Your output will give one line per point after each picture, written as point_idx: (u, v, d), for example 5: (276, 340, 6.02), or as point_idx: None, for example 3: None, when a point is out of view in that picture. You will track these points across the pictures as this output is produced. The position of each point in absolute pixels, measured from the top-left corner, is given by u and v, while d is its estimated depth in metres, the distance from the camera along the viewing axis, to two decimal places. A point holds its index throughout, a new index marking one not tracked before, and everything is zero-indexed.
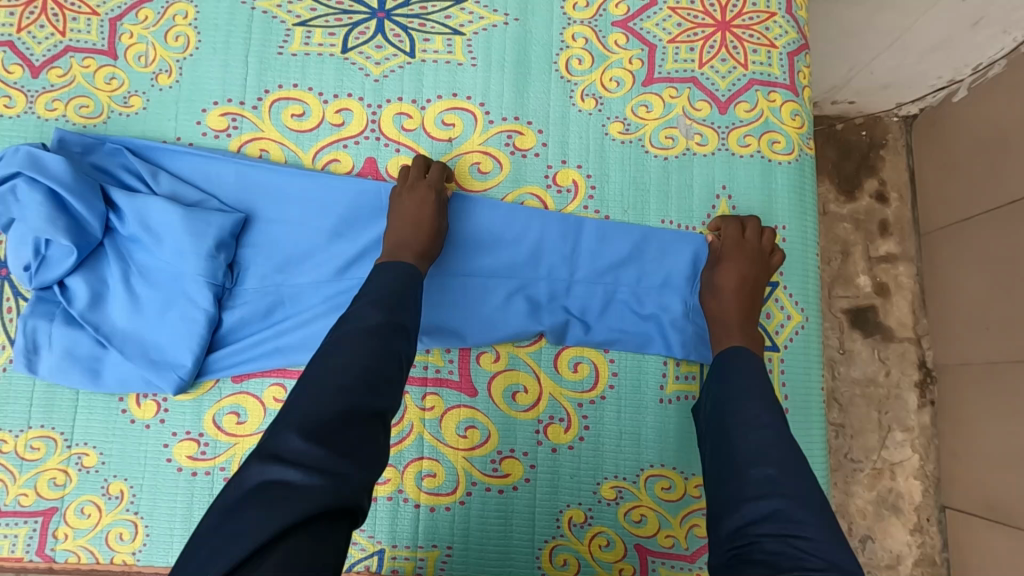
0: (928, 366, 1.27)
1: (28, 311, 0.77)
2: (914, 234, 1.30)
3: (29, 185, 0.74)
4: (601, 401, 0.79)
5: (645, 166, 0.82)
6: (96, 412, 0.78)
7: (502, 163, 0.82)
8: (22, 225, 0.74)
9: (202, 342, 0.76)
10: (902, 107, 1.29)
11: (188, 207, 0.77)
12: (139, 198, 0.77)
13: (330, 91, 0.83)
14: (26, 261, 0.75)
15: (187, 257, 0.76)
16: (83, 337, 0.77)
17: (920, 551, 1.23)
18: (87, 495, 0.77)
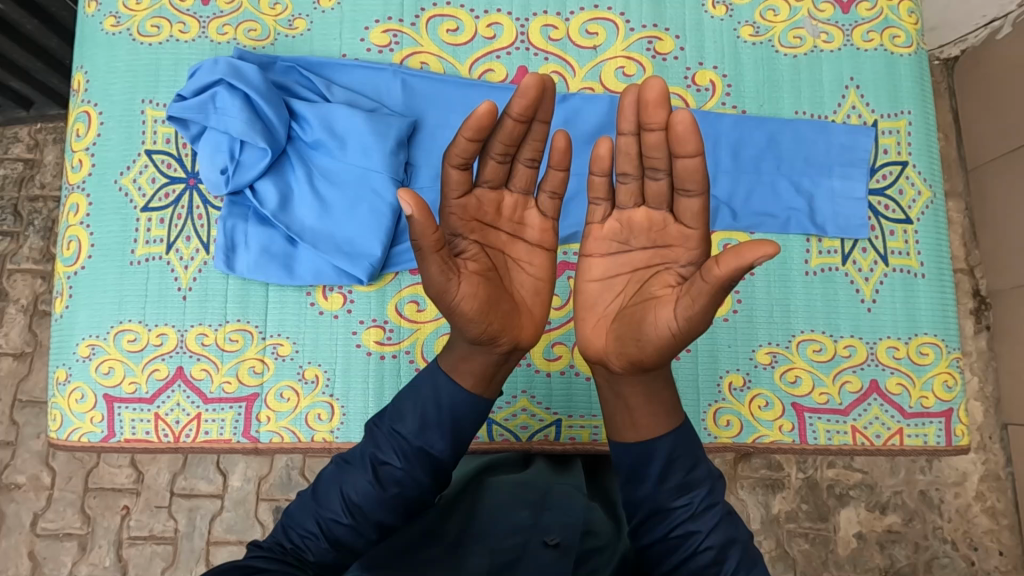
0: (981, 294, 1.34)
1: (225, 213, 0.84)
2: (960, 170, 1.38)
3: (229, 92, 0.81)
4: (751, 277, 0.85)
5: (776, 65, 0.89)
6: (288, 306, 0.85)
7: (645, 66, 0.89)
8: (221, 132, 0.81)
9: (389, 232, 0.82)
10: (943, 48, 1.37)
11: (368, 113, 0.84)
12: (320, 105, 0.84)
13: (481, 8, 0.90)
14: (224, 164, 0.82)
15: (372, 156, 0.83)
16: (278, 236, 0.84)
17: (984, 467, 1.28)
18: (285, 380, 0.83)
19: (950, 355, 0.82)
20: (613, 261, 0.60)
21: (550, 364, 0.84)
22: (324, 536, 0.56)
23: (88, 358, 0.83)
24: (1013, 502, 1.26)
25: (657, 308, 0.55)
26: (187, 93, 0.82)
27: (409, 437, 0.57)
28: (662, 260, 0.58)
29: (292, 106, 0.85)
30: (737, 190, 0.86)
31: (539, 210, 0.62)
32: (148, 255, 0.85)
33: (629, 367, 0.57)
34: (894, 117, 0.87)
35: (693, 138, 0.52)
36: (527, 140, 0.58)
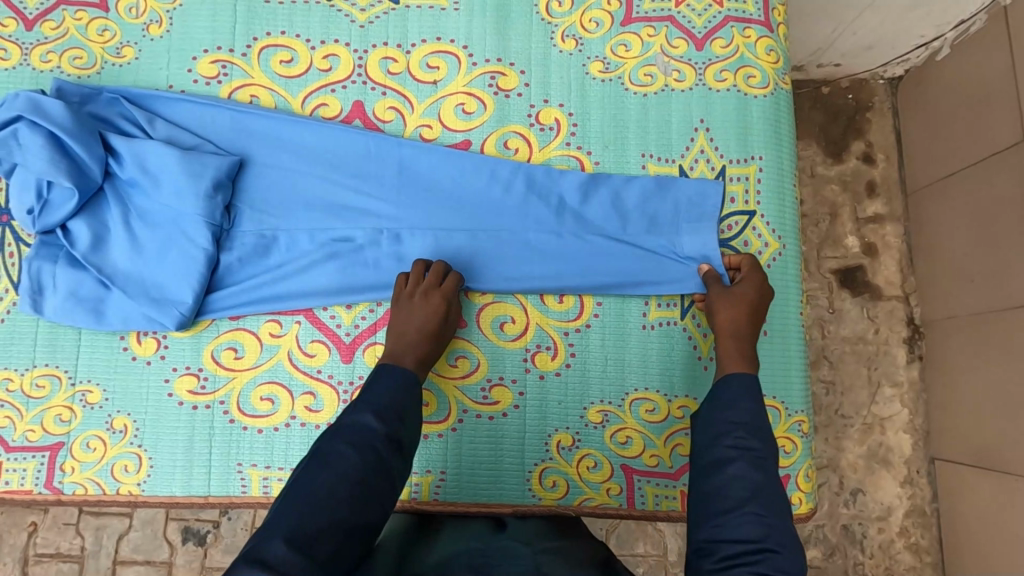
0: (916, 323, 1.27)
1: (32, 254, 0.78)
2: (901, 194, 1.30)
3: (32, 128, 0.76)
4: (586, 329, 0.81)
5: (624, 104, 0.84)
6: (100, 350, 0.81)
7: (486, 103, 0.84)
8: (25, 170, 0.76)
9: (201, 280, 0.78)
10: (886, 68, 1.29)
11: (185, 151, 0.79)
12: (136, 141, 0.79)
13: (317, 38, 0.86)
14: (28, 203, 0.76)
15: (185, 198, 0.77)
16: (87, 279, 0.79)
17: (910, 503, 1.22)
18: (92, 430, 0.79)
19: (789, 419, 0.79)
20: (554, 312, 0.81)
21: None
22: (282, 553, 0.50)
23: None
24: (937, 539, 1.21)
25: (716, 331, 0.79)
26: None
27: (379, 431, 0.62)
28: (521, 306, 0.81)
29: (108, 139, 0.80)
30: (581, 240, 0.81)
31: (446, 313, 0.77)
32: None
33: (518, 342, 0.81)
34: (743, 163, 0.82)
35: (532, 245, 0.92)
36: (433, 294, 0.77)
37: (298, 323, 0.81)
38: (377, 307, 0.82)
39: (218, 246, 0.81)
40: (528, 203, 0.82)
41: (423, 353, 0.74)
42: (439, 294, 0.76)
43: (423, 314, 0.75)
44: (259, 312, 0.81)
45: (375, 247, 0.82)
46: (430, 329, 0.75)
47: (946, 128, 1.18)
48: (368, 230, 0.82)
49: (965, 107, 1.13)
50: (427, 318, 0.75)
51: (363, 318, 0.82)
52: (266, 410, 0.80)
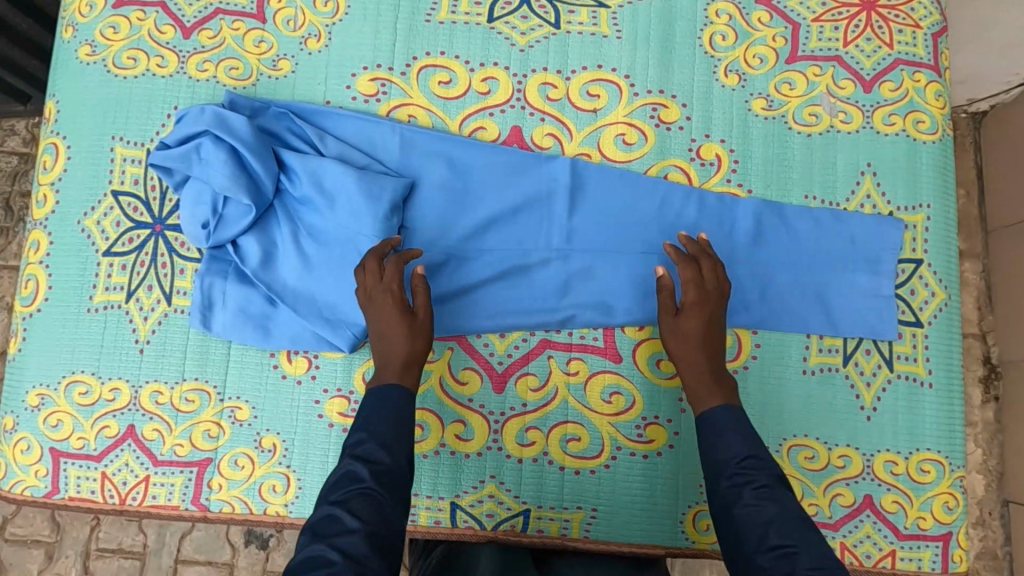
0: (993, 362, 1.15)
1: (204, 269, 0.79)
2: (981, 232, 1.18)
3: (216, 142, 0.77)
4: (744, 371, 0.80)
5: (788, 143, 0.83)
6: (249, 367, 0.80)
7: (647, 135, 0.83)
8: (204, 184, 0.77)
9: None
10: (973, 102, 1.15)
11: (360, 171, 0.79)
12: (311, 160, 0.79)
13: (477, 60, 0.84)
14: (206, 217, 0.77)
15: (364, 220, 0.78)
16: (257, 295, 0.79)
17: (982, 544, 1.12)
18: (240, 447, 0.79)
19: (952, 475, 0.76)
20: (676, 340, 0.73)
21: (523, 450, 0.79)
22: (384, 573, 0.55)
23: (36, 408, 0.79)
24: None
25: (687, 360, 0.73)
26: (172, 141, 0.78)
27: (366, 478, 0.60)
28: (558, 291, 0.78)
29: (281, 155, 0.80)
30: (751, 279, 0.81)
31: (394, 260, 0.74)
32: (105, 304, 0.80)
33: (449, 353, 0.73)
34: (912, 211, 0.81)
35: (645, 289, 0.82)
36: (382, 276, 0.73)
37: (451, 348, 0.80)
38: (531, 337, 0.81)
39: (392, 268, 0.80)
40: None
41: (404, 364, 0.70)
42: (383, 291, 0.72)
43: (391, 323, 0.71)
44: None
45: (544, 273, 0.82)
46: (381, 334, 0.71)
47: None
48: (539, 255, 0.82)
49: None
50: (399, 334, 0.71)
51: (516, 347, 0.81)
52: (416, 436, 0.79)
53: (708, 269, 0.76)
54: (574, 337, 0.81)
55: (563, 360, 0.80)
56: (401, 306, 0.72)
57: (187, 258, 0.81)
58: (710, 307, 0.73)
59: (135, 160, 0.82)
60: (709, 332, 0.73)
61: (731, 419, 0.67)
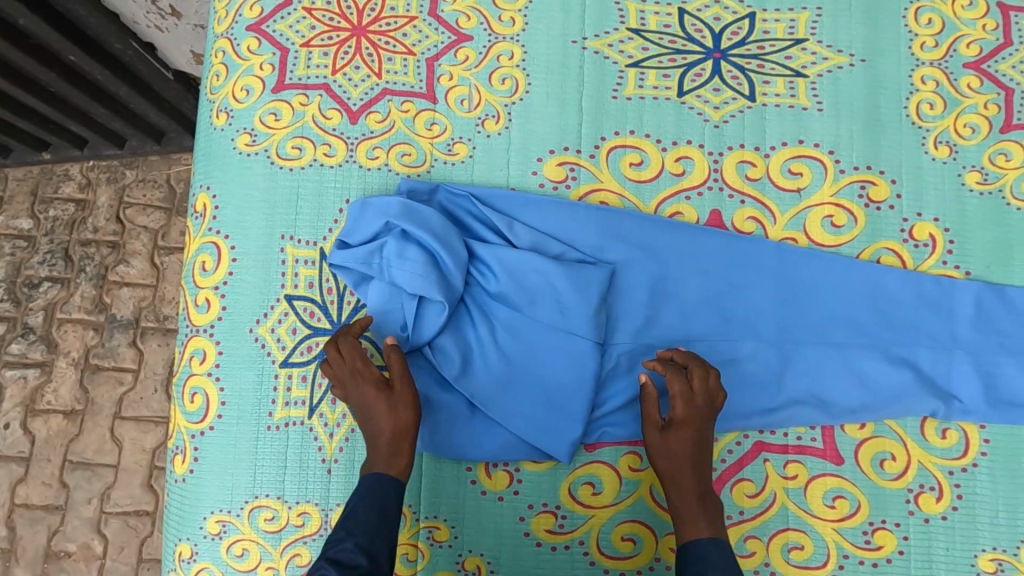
0: None
1: None
2: None
3: (401, 239, 0.71)
4: (973, 469, 0.75)
5: (1007, 220, 0.78)
6: (447, 483, 0.74)
7: (857, 216, 0.77)
8: (395, 285, 0.72)
9: (586, 408, 0.72)
10: None
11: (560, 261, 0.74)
12: (505, 252, 0.74)
13: (669, 138, 0.78)
14: (404, 318, 0.72)
15: (573, 316, 0.72)
16: (456, 401, 0.74)
17: None
18: (442, 571, 0.73)
19: None
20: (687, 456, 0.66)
21: (743, 562, 0.74)
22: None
23: (217, 536, 0.73)
24: None
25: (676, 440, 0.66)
26: (353, 240, 0.73)
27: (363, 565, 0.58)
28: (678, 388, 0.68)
29: (470, 247, 0.75)
30: (980, 368, 0.75)
31: (682, 412, 0.67)
32: (287, 419, 0.74)
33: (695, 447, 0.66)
34: None
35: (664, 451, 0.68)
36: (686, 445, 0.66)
37: None
38: (744, 439, 0.75)
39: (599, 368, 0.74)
40: (921, 329, 0.76)
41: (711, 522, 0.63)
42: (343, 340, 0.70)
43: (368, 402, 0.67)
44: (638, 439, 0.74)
45: (755, 371, 0.75)
46: (700, 445, 0.67)
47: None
48: (749, 351, 0.75)
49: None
50: (380, 413, 0.66)
51: (729, 451, 0.75)
52: (628, 551, 0.74)
53: (701, 376, 0.69)
54: (790, 438, 0.76)
55: (781, 463, 0.75)
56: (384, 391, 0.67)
57: None
58: (699, 424, 0.67)
59: (308, 262, 0.76)
60: (700, 449, 0.66)
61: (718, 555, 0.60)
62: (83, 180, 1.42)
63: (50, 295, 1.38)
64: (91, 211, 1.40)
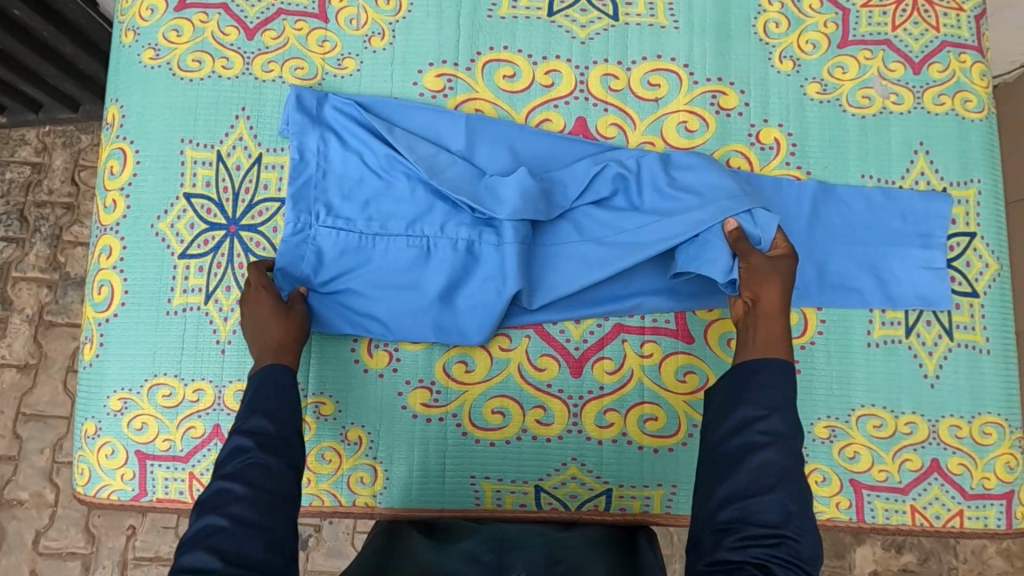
0: None
1: (279, 266, 0.81)
2: None
3: (320, 134, 0.83)
4: (811, 346, 0.83)
5: (844, 125, 0.86)
6: (333, 362, 0.81)
7: (708, 122, 0.86)
8: (301, 179, 0.83)
9: (450, 292, 0.82)
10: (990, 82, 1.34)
11: (432, 164, 0.83)
12: (387, 155, 0.83)
13: (539, 54, 0.86)
14: (301, 211, 0.82)
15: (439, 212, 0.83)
16: (337, 288, 0.81)
17: None
18: (327, 442, 0.80)
19: (1012, 436, 0.81)
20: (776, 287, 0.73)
21: (602, 432, 0.82)
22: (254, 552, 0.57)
23: (119, 412, 0.79)
24: None
25: (768, 295, 0.73)
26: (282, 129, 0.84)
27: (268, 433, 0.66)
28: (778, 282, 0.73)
29: (358, 149, 0.84)
30: (814, 254, 0.83)
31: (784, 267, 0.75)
32: (184, 305, 0.81)
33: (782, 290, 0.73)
34: (964, 186, 0.84)
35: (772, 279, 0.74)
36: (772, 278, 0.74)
37: (528, 336, 0.83)
38: (604, 321, 0.83)
39: (465, 258, 0.82)
40: None
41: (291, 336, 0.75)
42: (251, 288, 0.78)
43: (260, 310, 0.76)
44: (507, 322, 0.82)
45: (611, 259, 0.82)
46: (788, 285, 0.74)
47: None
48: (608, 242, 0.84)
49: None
50: (268, 317, 0.75)
51: (591, 332, 0.83)
52: (498, 423, 0.81)
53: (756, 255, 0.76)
54: (646, 320, 0.83)
55: (638, 342, 0.83)
56: (278, 307, 0.76)
57: (263, 258, 0.82)
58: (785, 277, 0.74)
59: (205, 163, 0.83)
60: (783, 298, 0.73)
61: (779, 367, 0.66)
62: (39, 144, 1.44)
63: (3, 254, 1.39)
64: (46, 173, 1.42)
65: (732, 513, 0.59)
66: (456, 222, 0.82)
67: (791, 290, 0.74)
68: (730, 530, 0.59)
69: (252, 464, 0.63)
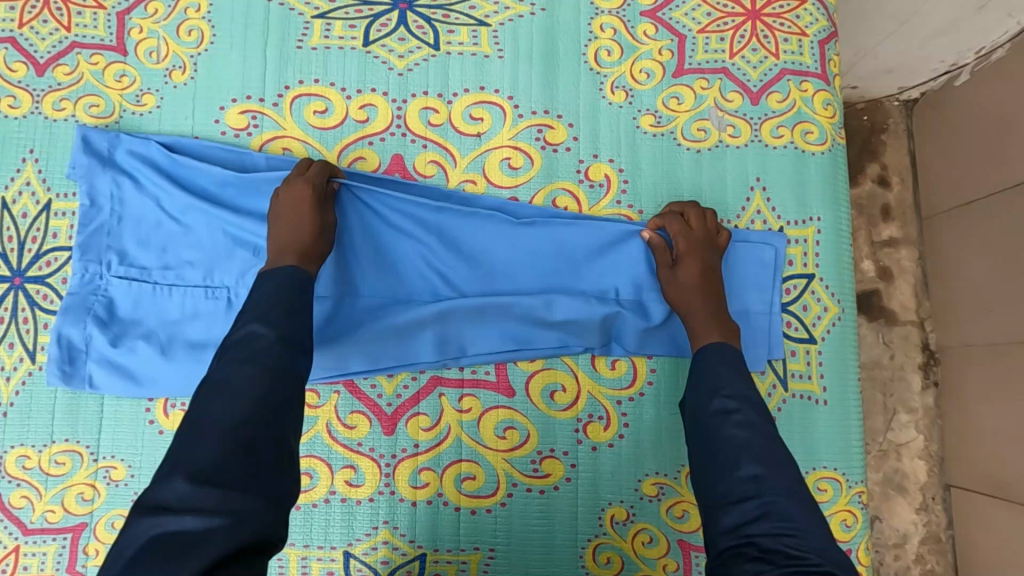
0: (932, 348, 1.31)
1: (60, 320, 0.75)
2: (915, 218, 1.33)
3: (113, 175, 0.78)
4: (640, 397, 0.78)
5: (679, 160, 0.81)
6: (124, 423, 0.76)
7: (533, 158, 0.81)
8: (90, 225, 0.77)
9: None
10: (903, 91, 1.31)
11: (235, 210, 0.78)
12: (186, 200, 0.78)
13: (353, 87, 0.81)
14: (90, 260, 0.76)
15: (240, 262, 0.77)
16: (124, 343, 0.76)
17: (926, 529, 1.27)
18: (117, 509, 0.75)
19: (850, 491, 0.77)
20: (693, 263, 0.74)
21: (416, 493, 0.77)
22: (220, 456, 0.48)
23: None
24: (952, 565, 1.27)
25: (684, 273, 0.74)
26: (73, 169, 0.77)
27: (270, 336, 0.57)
28: (696, 256, 0.74)
29: (154, 192, 0.78)
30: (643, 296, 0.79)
31: (697, 258, 0.74)
32: None
33: (699, 268, 0.74)
34: (802, 225, 0.80)
35: (690, 262, 0.74)
36: (688, 261, 0.74)
37: (337, 391, 0.78)
38: (419, 374, 0.78)
39: None
40: (590, 269, 0.80)
41: (309, 245, 0.70)
42: (300, 180, 0.73)
43: (292, 198, 0.72)
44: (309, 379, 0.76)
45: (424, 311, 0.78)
46: (708, 264, 0.74)
47: (964, 161, 1.21)
48: (424, 294, 0.79)
49: (991, 138, 1.14)
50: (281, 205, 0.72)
51: (405, 387, 0.78)
52: (303, 485, 0.76)
53: (695, 216, 0.77)
54: (465, 372, 0.78)
55: (456, 396, 0.78)
56: (299, 189, 0.72)
57: (50, 312, 0.76)
58: (703, 251, 0.74)
59: None
60: (710, 277, 0.74)
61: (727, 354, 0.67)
62: None
63: None
64: None
65: (739, 517, 0.54)
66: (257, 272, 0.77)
67: (715, 282, 0.74)
68: (743, 550, 0.52)
69: (262, 357, 0.55)
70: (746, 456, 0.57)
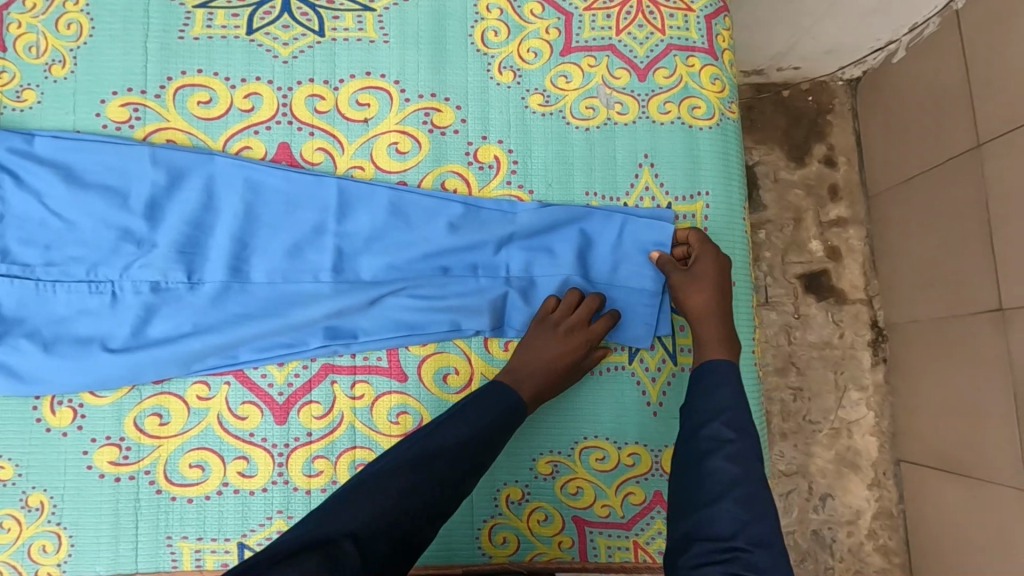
0: (880, 325, 1.28)
1: None
2: (864, 198, 1.30)
3: None
4: None
5: (568, 139, 0.81)
6: (11, 423, 0.75)
7: (421, 142, 0.80)
8: None
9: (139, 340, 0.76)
10: (844, 70, 1.28)
11: (119, 203, 0.77)
12: (68, 194, 0.77)
13: (238, 76, 0.80)
14: None
15: (125, 255, 0.77)
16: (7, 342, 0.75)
17: (878, 505, 1.24)
18: (6, 509, 0.74)
19: None
20: (710, 267, 0.75)
21: (311, 481, 0.76)
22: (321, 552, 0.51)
23: None
24: (904, 540, 1.24)
25: (698, 278, 0.75)
26: None
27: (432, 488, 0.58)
28: (715, 261, 0.75)
29: (35, 187, 0.77)
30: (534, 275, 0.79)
31: (714, 264, 0.75)
32: None
33: (715, 273, 0.75)
34: (690, 200, 0.80)
35: (710, 268, 0.75)
36: (709, 263, 0.75)
37: (227, 383, 0.77)
38: (311, 362, 0.78)
39: (152, 301, 0.77)
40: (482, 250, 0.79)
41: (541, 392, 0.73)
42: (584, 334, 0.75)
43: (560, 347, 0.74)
44: (199, 370, 0.76)
45: (315, 298, 0.78)
46: (723, 270, 0.75)
47: (901, 135, 1.20)
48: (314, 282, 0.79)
49: (927, 113, 1.12)
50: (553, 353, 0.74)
51: (296, 375, 0.78)
52: (196, 477, 0.76)
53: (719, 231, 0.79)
54: (357, 358, 0.78)
55: (348, 383, 0.78)
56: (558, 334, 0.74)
57: None
58: (721, 258, 0.76)
59: None
60: (723, 285, 0.75)
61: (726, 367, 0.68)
62: None
63: None
64: None
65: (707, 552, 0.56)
66: (140, 264, 0.77)
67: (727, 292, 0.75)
68: None
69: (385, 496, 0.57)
70: (732, 496, 0.58)
